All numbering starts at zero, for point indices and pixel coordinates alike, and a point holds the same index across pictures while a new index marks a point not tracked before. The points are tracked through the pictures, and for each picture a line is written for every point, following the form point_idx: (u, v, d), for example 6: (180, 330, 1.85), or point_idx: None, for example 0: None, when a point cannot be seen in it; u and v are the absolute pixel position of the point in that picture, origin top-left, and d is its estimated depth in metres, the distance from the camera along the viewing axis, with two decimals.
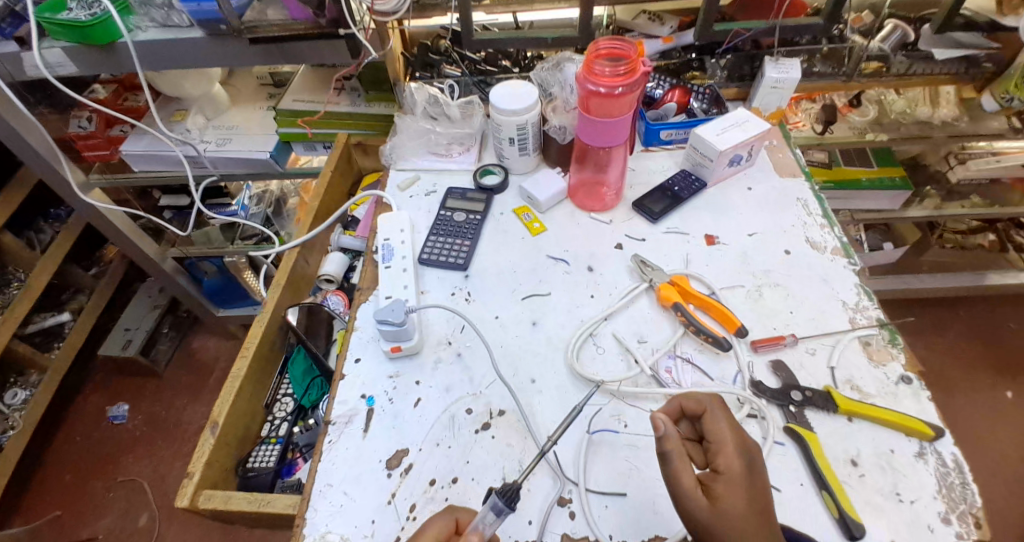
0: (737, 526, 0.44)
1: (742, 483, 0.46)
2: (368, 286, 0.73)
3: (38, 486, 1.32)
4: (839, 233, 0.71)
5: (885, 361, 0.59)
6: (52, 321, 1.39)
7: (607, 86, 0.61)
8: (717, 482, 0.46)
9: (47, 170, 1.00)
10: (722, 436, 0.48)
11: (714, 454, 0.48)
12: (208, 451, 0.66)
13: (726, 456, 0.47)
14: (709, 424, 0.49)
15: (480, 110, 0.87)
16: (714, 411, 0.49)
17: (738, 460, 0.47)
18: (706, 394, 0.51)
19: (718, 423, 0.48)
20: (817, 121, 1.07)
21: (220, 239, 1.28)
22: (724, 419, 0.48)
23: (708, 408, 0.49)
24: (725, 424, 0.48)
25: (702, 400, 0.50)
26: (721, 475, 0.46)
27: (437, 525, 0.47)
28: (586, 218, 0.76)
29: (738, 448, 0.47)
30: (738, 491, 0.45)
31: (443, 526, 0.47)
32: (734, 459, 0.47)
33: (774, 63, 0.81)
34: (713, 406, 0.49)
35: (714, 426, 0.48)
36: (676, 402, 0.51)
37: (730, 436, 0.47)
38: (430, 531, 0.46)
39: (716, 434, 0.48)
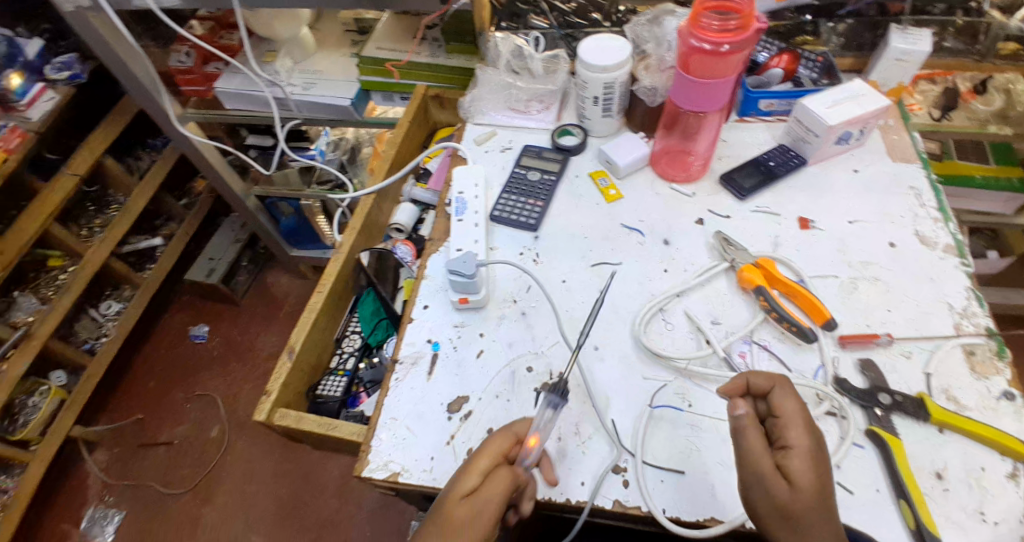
0: (805, 503, 0.41)
1: (811, 458, 0.43)
2: (439, 237, 0.74)
3: (125, 391, 1.47)
4: (954, 229, 0.64)
5: (988, 373, 0.54)
6: (146, 244, 1.52)
7: (712, 42, 0.57)
8: (786, 454, 0.44)
9: (148, 100, 1.06)
10: (791, 412, 0.45)
11: (781, 429, 0.45)
12: (285, 374, 0.70)
13: (795, 432, 0.44)
14: (777, 400, 0.46)
15: (564, 66, 0.84)
16: (784, 388, 0.47)
17: (807, 436, 0.44)
18: (773, 375, 0.48)
19: (787, 400, 0.46)
20: (934, 105, 0.93)
21: (297, 182, 1.32)
22: (793, 397, 0.46)
23: (775, 385, 0.47)
24: (795, 401, 0.46)
25: (770, 377, 0.48)
26: (787, 451, 0.44)
27: (500, 441, 0.47)
28: (667, 187, 0.72)
29: (806, 426, 0.44)
30: (807, 465, 0.42)
31: (505, 443, 0.47)
32: (804, 435, 0.44)
33: (902, 33, 0.73)
34: (782, 383, 0.47)
35: (782, 402, 0.46)
36: (743, 377, 0.49)
37: (800, 413, 0.45)
38: (493, 447, 0.47)
39: (785, 410, 0.45)
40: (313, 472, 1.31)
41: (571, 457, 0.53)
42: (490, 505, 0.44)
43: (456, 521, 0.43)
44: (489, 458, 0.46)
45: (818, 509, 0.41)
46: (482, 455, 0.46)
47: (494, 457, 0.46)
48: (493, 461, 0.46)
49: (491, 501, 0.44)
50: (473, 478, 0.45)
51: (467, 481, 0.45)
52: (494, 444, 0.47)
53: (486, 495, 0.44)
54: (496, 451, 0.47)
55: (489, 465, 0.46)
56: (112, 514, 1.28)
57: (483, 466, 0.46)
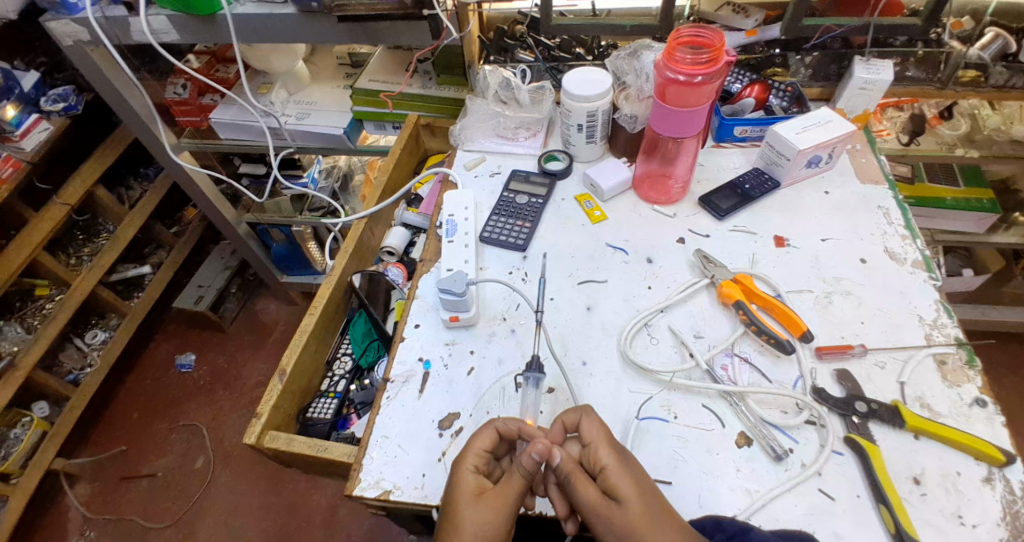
0: (636, 514, 0.45)
1: (620, 469, 0.47)
2: (430, 258, 0.76)
3: (108, 422, 1.45)
4: (921, 246, 0.67)
5: (960, 382, 0.56)
6: (135, 272, 1.52)
7: (687, 74, 0.61)
8: (606, 476, 0.47)
9: (144, 131, 1.08)
10: (595, 435, 0.49)
11: (593, 454, 0.48)
12: (275, 396, 0.71)
13: (600, 452, 0.48)
14: (582, 430, 0.50)
15: (550, 96, 0.88)
16: (588, 415, 0.51)
17: (610, 453, 0.48)
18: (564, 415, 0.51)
19: (591, 426, 0.49)
20: (903, 130, 1.01)
21: (289, 210, 1.35)
22: (596, 421, 0.50)
23: (582, 416, 0.51)
24: (597, 424, 0.50)
25: (577, 410, 0.52)
26: (604, 472, 0.47)
27: (481, 438, 0.51)
28: (649, 209, 0.75)
29: (609, 443, 0.49)
30: (623, 476, 0.47)
31: (487, 437, 0.51)
32: (606, 452, 0.48)
33: (865, 64, 0.78)
34: (588, 412, 0.51)
35: (589, 428, 0.50)
36: (558, 421, 0.52)
37: (601, 433, 0.49)
38: (473, 446, 0.50)
39: (590, 435, 0.49)
40: (301, 502, 1.28)
41: None
42: (499, 507, 0.47)
43: (467, 524, 0.46)
44: (474, 455, 0.50)
45: (643, 518, 0.44)
46: (466, 455, 0.50)
47: (477, 454, 0.50)
48: (478, 456, 0.50)
49: (500, 501, 0.47)
50: (468, 479, 0.49)
51: (466, 483, 0.48)
52: (474, 443, 0.51)
53: (493, 497, 0.47)
54: (478, 448, 0.50)
55: (475, 462, 0.50)
56: None
57: (472, 463, 0.50)
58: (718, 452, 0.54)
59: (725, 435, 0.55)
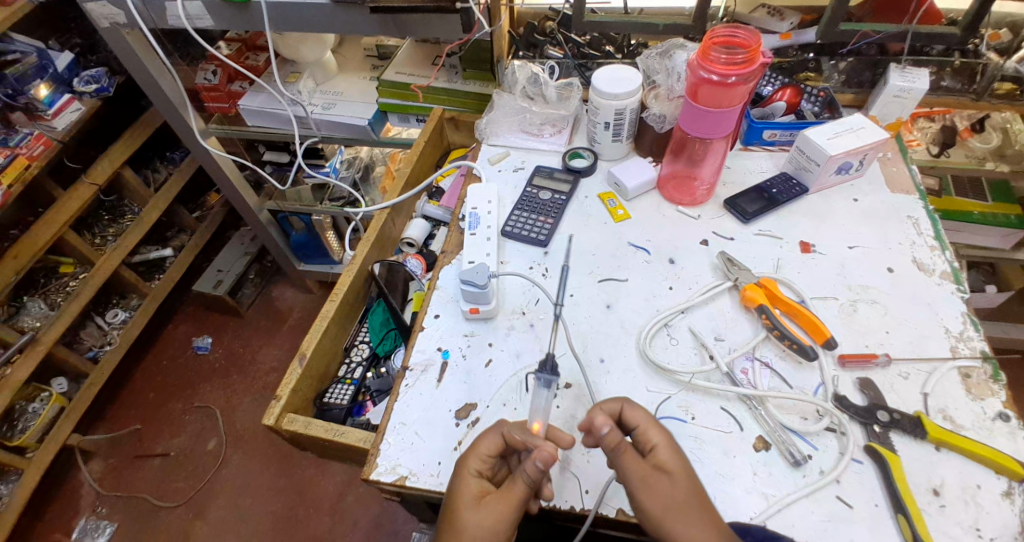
0: (683, 489, 0.45)
1: (670, 447, 0.48)
2: (451, 250, 0.76)
3: (125, 400, 1.48)
4: (950, 257, 0.66)
5: (984, 395, 0.55)
6: (156, 254, 1.55)
7: (721, 74, 0.60)
8: (656, 453, 0.47)
9: (174, 115, 1.10)
10: (642, 418, 0.49)
11: (644, 433, 0.48)
12: (295, 380, 0.72)
13: (650, 432, 0.48)
14: (628, 415, 0.49)
15: (577, 93, 0.88)
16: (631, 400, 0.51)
17: (659, 433, 0.49)
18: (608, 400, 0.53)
19: (637, 409, 0.50)
20: (933, 142, 0.99)
21: (310, 199, 1.35)
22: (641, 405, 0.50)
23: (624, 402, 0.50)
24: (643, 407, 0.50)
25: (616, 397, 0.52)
26: (655, 449, 0.48)
27: (484, 443, 0.50)
28: (672, 210, 0.75)
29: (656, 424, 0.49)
30: (673, 454, 0.47)
31: (490, 442, 0.50)
32: (654, 433, 0.49)
33: (900, 72, 0.77)
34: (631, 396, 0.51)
35: (633, 413, 0.50)
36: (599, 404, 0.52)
37: (647, 415, 0.50)
38: (477, 449, 0.50)
39: (637, 419, 0.49)
40: (309, 487, 1.30)
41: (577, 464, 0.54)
42: (500, 514, 0.47)
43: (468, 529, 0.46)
44: (477, 459, 0.50)
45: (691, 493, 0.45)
46: (470, 459, 0.50)
47: (481, 457, 0.50)
48: (481, 461, 0.50)
49: (502, 512, 0.47)
50: (470, 484, 0.49)
51: (465, 488, 0.49)
52: (477, 447, 0.50)
53: (495, 505, 0.47)
54: (482, 452, 0.50)
55: (478, 465, 0.50)
56: (104, 524, 1.27)
57: (476, 468, 0.50)
58: (735, 454, 0.54)
59: (743, 439, 0.54)
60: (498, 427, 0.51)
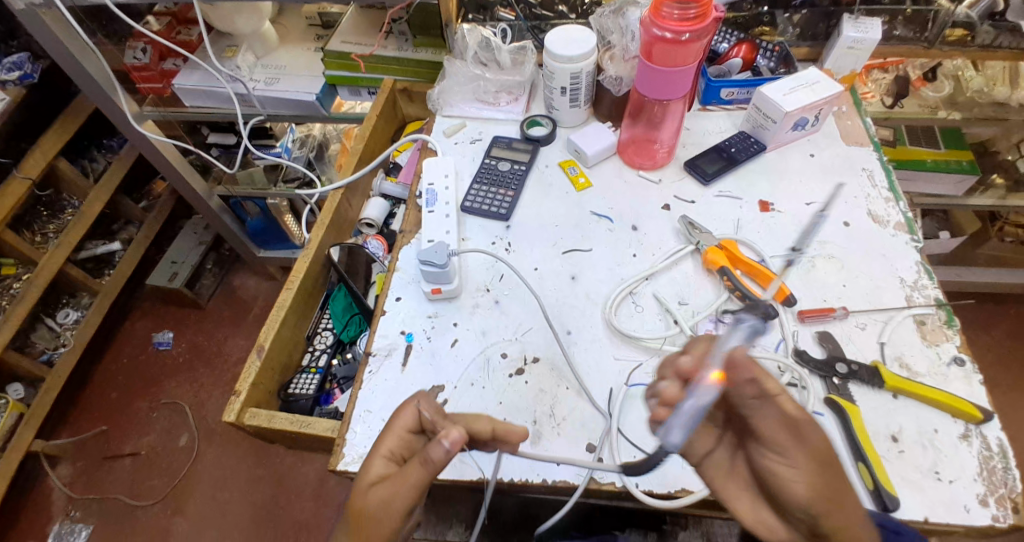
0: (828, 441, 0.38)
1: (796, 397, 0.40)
2: (410, 229, 0.73)
3: (87, 402, 1.42)
4: (904, 208, 0.67)
5: (938, 341, 0.57)
6: (104, 249, 1.47)
7: (674, 30, 0.58)
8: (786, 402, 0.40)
9: (104, 99, 1.02)
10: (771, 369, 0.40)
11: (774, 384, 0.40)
12: (254, 373, 0.69)
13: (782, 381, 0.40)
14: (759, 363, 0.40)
15: (532, 57, 0.85)
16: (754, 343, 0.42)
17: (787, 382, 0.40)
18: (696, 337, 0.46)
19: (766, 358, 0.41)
20: (887, 93, 0.99)
21: (263, 181, 1.28)
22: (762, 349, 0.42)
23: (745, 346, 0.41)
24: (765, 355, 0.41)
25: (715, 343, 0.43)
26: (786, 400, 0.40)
27: (402, 419, 0.48)
28: (633, 174, 0.74)
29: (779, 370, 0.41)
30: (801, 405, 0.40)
31: (408, 419, 0.48)
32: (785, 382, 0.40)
33: (853, 22, 0.76)
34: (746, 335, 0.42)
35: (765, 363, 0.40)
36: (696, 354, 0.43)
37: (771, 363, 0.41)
38: (396, 424, 0.47)
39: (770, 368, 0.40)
40: (289, 474, 1.28)
41: (546, 438, 0.54)
42: (397, 489, 0.42)
43: (368, 509, 0.42)
44: (394, 437, 0.47)
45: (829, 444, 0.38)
46: (386, 436, 0.47)
47: (399, 435, 0.47)
48: (397, 440, 0.47)
49: (401, 492, 0.42)
50: (379, 463, 0.46)
51: (374, 467, 0.45)
52: (396, 423, 0.48)
53: (396, 484, 0.42)
54: (400, 429, 0.47)
55: (392, 446, 0.47)
56: (79, 528, 1.24)
57: (390, 447, 0.47)
58: None
59: None
60: (420, 403, 0.48)
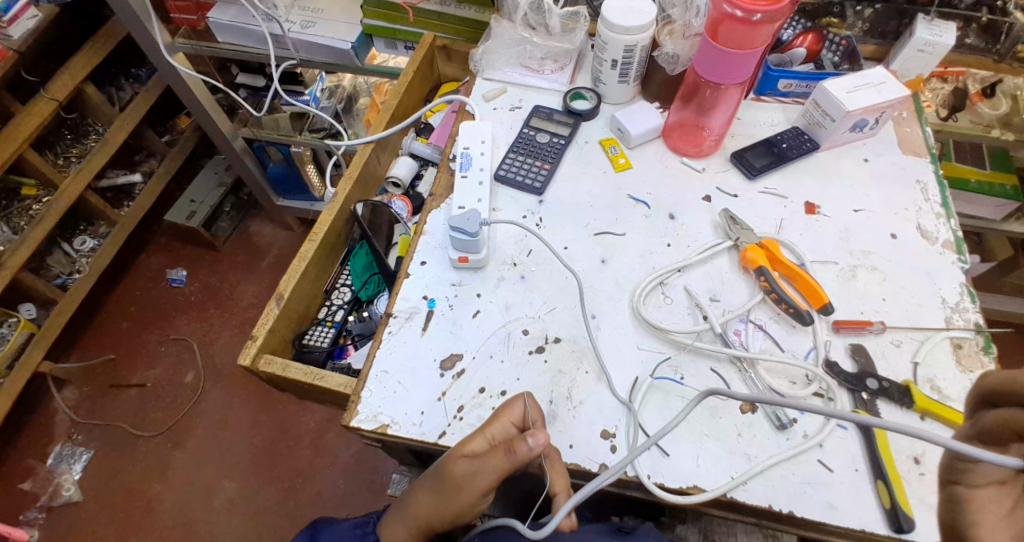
0: None
1: None
2: (440, 193, 0.72)
3: (97, 329, 1.44)
4: (955, 226, 0.64)
5: (974, 367, 0.55)
6: (124, 180, 1.46)
7: (745, 10, 0.54)
8: None
9: (137, 25, 0.99)
10: None
11: None
12: (272, 320, 0.68)
13: None
14: None
15: (584, 25, 0.79)
16: None
17: None
18: None
19: None
20: (943, 105, 0.94)
21: (287, 128, 1.26)
22: None
23: None
24: None
25: None
26: None
27: (511, 410, 0.49)
28: (676, 161, 0.71)
29: None
30: None
31: (516, 412, 0.49)
32: None
33: (928, 23, 0.72)
34: None
35: None
36: None
37: None
38: (504, 413, 0.48)
39: None
40: (290, 422, 1.30)
41: (561, 420, 0.54)
42: (483, 471, 0.45)
43: (454, 477, 0.46)
44: (499, 425, 0.48)
45: None
46: (493, 421, 0.48)
47: (504, 425, 0.48)
48: (503, 429, 0.48)
49: (485, 473, 0.45)
50: (479, 441, 0.47)
51: (472, 442, 0.47)
52: (506, 412, 0.49)
53: (481, 464, 0.45)
54: (507, 419, 0.48)
55: (496, 431, 0.48)
56: (80, 452, 1.26)
57: (493, 432, 0.47)
58: (722, 415, 0.53)
59: (730, 401, 0.54)
60: (529, 404, 0.49)
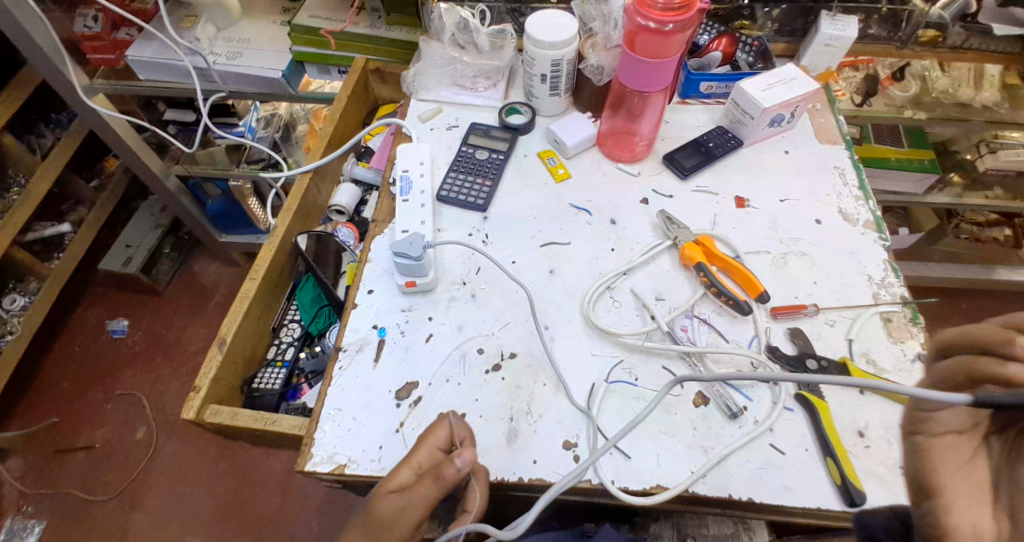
0: None
1: None
2: (382, 219, 0.71)
3: (34, 393, 1.34)
4: (873, 206, 0.68)
5: (903, 338, 0.58)
6: (52, 231, 1.37)
7: (658, 21, 0.57)
8: None
9: (52, 71, 0.94)
10: None
11: None
12: (215, 367, 0.66)
13: None
14: None
15: (512, 42, 0.81)
16: None
17: None
18: None
19: None
20: (856, 91, 1.01)
21: (225, 162, 1.23)
22: None
23: None
24: None
25: None
26: None
27: (436, 434, 0.49)
28: (612, 167, 0.73)
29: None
30: None
31: (441, 435, 0.49)
32: None
33: (831, 19, 0.77)
34: None
35: None
36: None
37: None
38: (428, 438, 0.48)
39: None
40: (253, 468, 1.25)
41: (522, 436, 0.54)
42: (413, 502, 0.44)
43: (382, 517, 0.44)
44: (425, 452, 0.48)
45: None
46: (418, 449, 0.48)
47: (430, 450, 0.48)
48: (430, 455, 0.48)
49: (414, 505, 0.44)
50: (405, 473, 0.47)
51: (398, 475, 0.47)
52: (433, 435, 0.49)
53: (409, 497, 0.44)
54: (432, 444, 0.48)
55: (423, 458, 0.48)
56: (33, 523, 1.17)
57: (418, 460, 0.47)
58: (677, 411, 0.54)
59: (683, 397, 0.55)
60: (454, 423, 0.50)
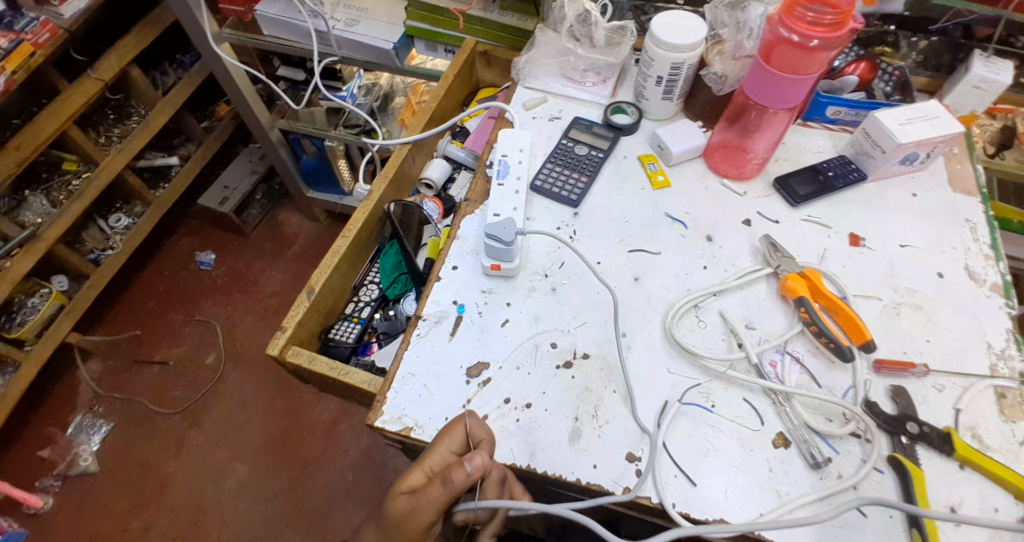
0: None
1: None
2: (475, 199, 0.71)
3: (125, 306, 1.47)
4: (1004, 269, 0.62)
5: (1016, 418, 0.53)
6: (162, 162, 1.49)
7: (802, 34, 0.54)
8: None
9: (186, 11, 1.01)
10: None
11: None
12: (302, 312, 0.69)
13: None
14: None
15: (631, 39, 0.79)
16: None
17: None
18: None
19: None
20: (990, 142, 0.88)
21: (323, 123, 1.28)
22: None
23: None
24: None
25: None
26: None
27: (449, 436, 0.48)
28: (717, 182, 0.70)
29: None
30: None
31: (454, 437, 0.48)
32: None
33: (985, 61, 0.70)
34: None
35: None
36: None
37: None
38: (441, 442, 0.48)
39: None
40: (304, 411, 1.31)
41: (586, 438, 0.53)
42: (423, 505, 0.44)
43: (398, 515, 0.45)
44: (437, 456, 0.48)
45: None
46: (431, 452, 0.48)
47: (442, 454, 0.48)
48: (442, 458, 0.48)
49: (424, 508, 0.44)
50: (418, 475, 0.47)
51: (410, 478, 0.47)
52: (450, 434, 0.48)
53: (419, 499, 0.44)
54: (445, 449, 0.48)
55: (433, 463, 0.48)
56: (100, 423, 1.29)
57: (430, 464, 0.47)
58: (754, 448, 0.52)
59: (762, 434, 0.52)
60: (469, 422, 0.49)
